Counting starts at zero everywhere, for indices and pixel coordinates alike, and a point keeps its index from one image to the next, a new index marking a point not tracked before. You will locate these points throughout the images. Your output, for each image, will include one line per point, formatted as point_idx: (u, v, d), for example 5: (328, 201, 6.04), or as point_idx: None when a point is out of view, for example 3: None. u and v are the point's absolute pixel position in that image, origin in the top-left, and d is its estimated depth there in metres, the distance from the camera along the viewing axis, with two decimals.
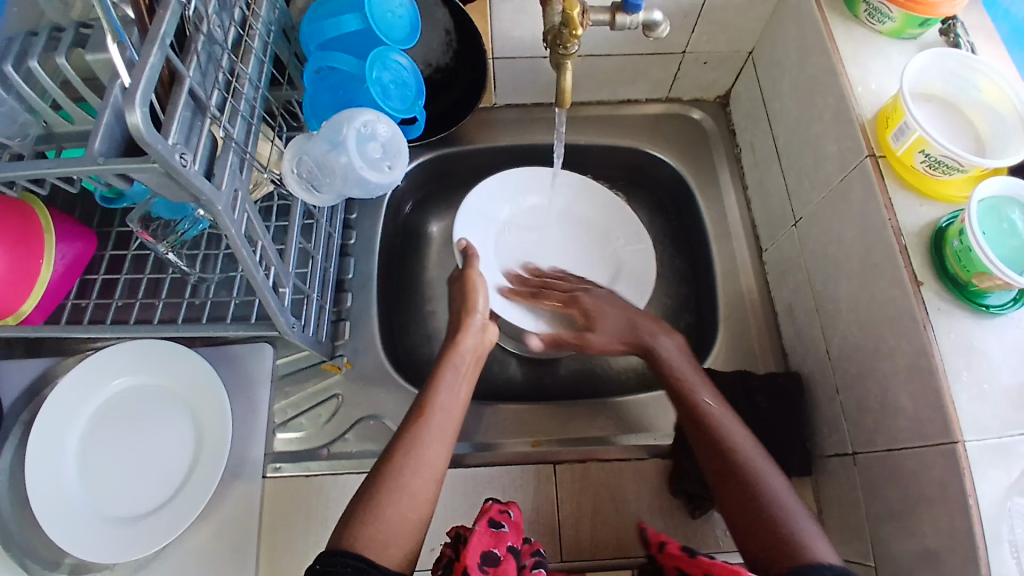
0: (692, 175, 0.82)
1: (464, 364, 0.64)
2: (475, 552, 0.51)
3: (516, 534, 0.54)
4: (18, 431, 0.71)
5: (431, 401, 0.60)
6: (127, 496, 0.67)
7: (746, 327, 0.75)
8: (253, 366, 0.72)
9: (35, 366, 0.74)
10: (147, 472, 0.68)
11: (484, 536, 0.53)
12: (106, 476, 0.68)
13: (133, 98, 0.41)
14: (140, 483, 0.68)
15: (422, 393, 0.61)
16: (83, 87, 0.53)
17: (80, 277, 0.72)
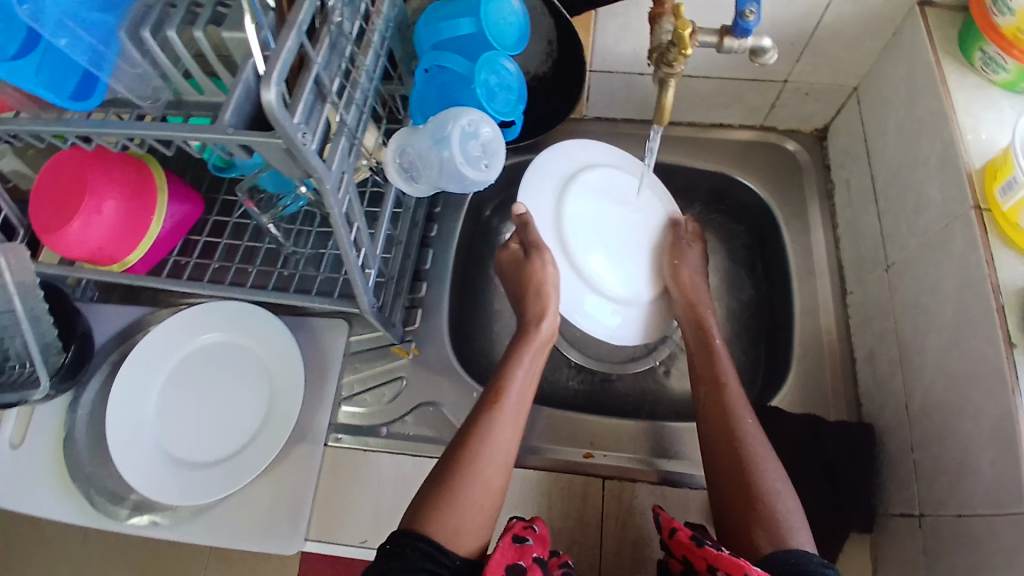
0: (780, 207, 0.80)
1: (537, 353, 0.68)
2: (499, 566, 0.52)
3: (540, 547, 0.55)
4: (105, 369, 0.77)
5: (505, 387, 0.65)
6: (199, 444, 0.72)
7: (819, 369, 0.73)
8: (329, 342, 0.76)
9: (129, 313, 0.80)
10: (217, 424, 0.73)
11: (508, 551, 0.53)
12: (182, 423, 0.73)
13: (271, 78, 0.44)
14: (212, 434, 0.72)
15: (495, 378, 0.66)
16: (215, 62, 0.56)
17: (183, 236, 0.77)
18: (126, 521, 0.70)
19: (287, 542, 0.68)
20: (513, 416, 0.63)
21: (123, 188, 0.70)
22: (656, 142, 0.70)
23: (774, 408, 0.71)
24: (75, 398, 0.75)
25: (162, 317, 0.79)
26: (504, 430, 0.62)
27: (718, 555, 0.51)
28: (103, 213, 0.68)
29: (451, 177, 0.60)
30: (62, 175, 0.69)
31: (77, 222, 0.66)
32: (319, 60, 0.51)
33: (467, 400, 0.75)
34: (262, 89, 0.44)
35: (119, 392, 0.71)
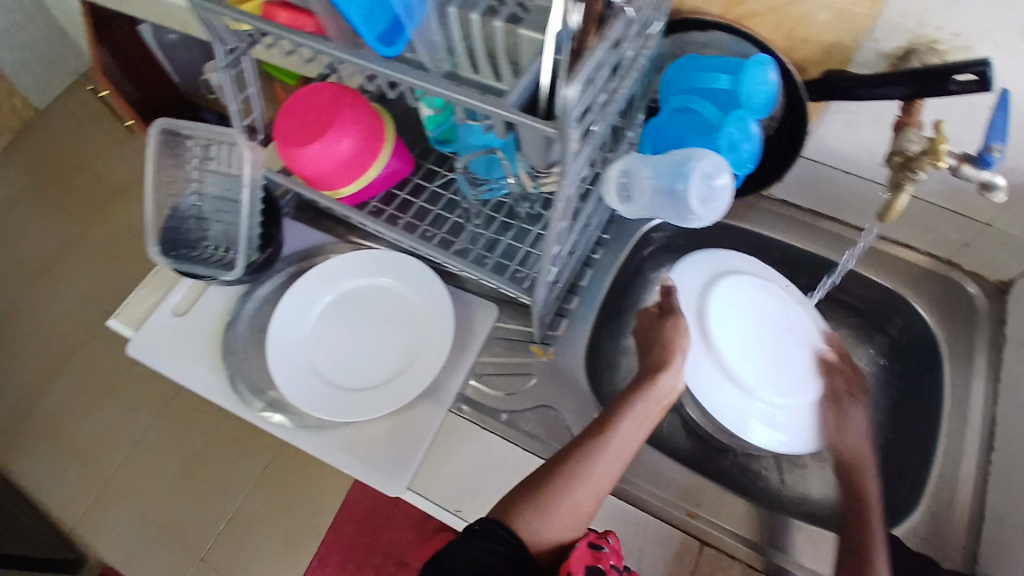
0: (945, 343, 0.79)
1: (654, 404, 0.67)
2: (578, 564, 0.57)
3: (615, 557, 0.59)
4: (282, 276, 0.85)
5: (615, 421, 0.65)
6: (341, 369, 0.78)
7: (943, 515, 0.71)
8: (476, 319, 0.81)
9: (314, 236, 0.88)
10: (361, 357, 0.79)
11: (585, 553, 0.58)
12: (332, 346, 0.80)
13: (576, 78, 0.48)
14: (355, 364, 0.78)
15: (607, 411, 0.66)
16: (501, 51, 0.62)
17: (386, 187, 0.85)
18: (257, 413, 0.76)
19: (390, 484, 0.72)
20: (618, 455, 0.64)
21: (362, 130, 0.78)
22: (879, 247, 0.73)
23: (889, 536, 0.68)
24: (249, 293, 0.84)
25: (340, 249, 0.87)
26: (605, 463, 0.63)
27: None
28: (339, 147, 0.77)
29: (668, 206, 0.62)
30: (316, 103, 0.78)
31: (316, 144, 0.76)
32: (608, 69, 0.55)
33: (586, 416, 0.77)
34: (564, 84, 0.49)
35: (289, 302, 0.80)
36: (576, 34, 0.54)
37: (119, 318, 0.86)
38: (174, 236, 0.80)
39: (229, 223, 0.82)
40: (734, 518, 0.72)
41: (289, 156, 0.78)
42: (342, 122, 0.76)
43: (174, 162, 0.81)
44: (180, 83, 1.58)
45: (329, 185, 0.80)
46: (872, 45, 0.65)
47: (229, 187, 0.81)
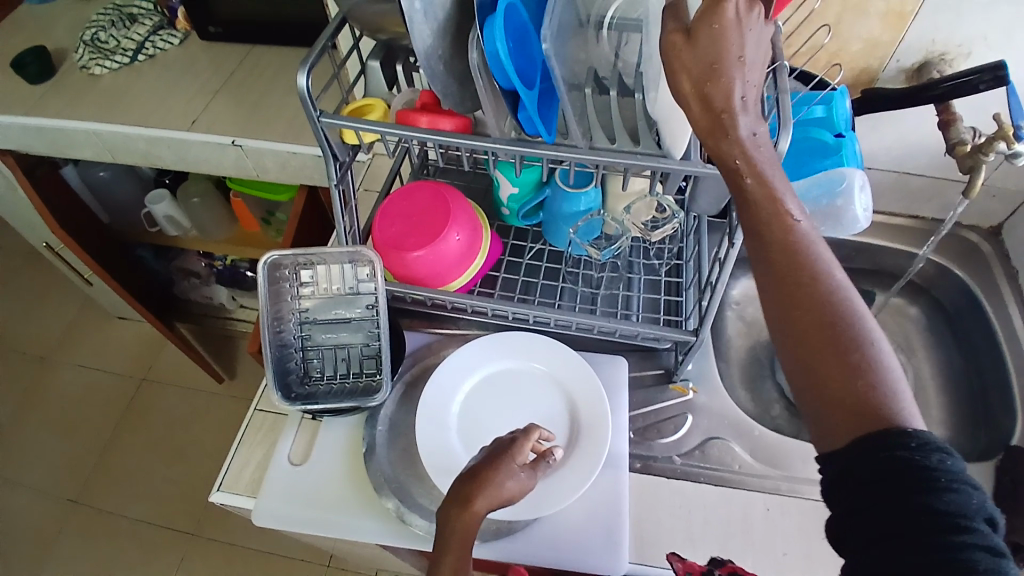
0: (977, 287, 0.94)
1: (482, 482, 0.59)
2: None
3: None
4: (399, 389, 0.80)
5: (473, 498, 0.57)
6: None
7: None
8: (611, 373, 0.82)
9: (422, 338, 0.85)
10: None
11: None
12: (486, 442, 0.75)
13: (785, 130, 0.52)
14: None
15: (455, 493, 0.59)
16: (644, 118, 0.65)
17: (486, 272, 0.84)
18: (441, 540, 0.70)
19: (607, 563, 0.70)
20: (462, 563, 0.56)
21: (469, 221, 0.77)
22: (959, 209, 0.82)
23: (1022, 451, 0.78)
24: (377, 414, 0.77)
25: (450, 343, 0.84)
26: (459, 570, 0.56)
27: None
28: (454, 242, 0.75)
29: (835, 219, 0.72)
30: (416, 204, 0.77)
31: (434, 244, 0.74)
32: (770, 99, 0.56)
33: (747, 435, 0.82)
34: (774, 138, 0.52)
35: (432, 410, 0.76)
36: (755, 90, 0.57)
37: (225, 491, 0.76)
38: (282, 372, 0.73)
39: (342, 349, 0.76)
40: None
41: (400, 260, 0.76)
42: (454, 217, 0.75)
43: (276, 293, 0.73)
44: (113, 224, 1.45)
45: (441, 280, 0.78)
46: (895, 63, 0.80)
47: (338, 311, 0.76)
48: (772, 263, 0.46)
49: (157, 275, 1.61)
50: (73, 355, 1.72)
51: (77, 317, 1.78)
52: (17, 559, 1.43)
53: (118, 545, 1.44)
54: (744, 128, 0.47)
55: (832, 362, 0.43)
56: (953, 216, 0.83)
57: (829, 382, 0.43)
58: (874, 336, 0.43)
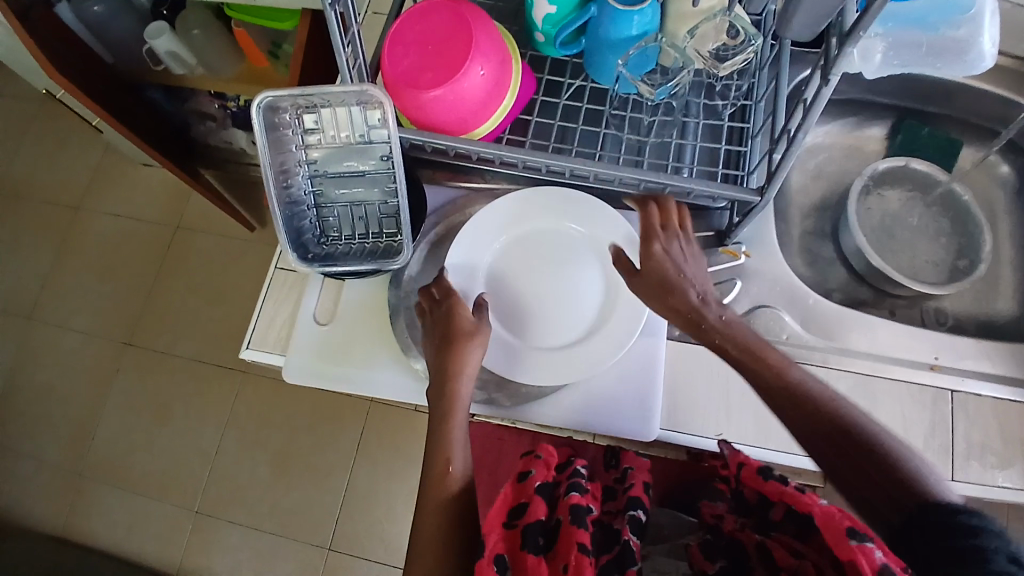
0: None
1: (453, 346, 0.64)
2: (502, 506, 0.63)
3: (543, 470, 0.67)
4: (424, 247, 0.74)
5: (457, 367, 0.64)
6: (536, 327, 0.70)
7: None
8: None
9: (447, 193, 0.77)
10: (549, 311, 0.70)
11: (512, 490, 0.65)
12: (517, 305, 0.71)
13: None
14: (547, 319, 0.70)
15: (445, 368, 0.64)
16: None
17: (517, 115, 0.73)
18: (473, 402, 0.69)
19: (644, 430, 0.68)
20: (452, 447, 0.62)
21: (495, 54, 0.66)
22: None
23: None
24: (400, 274, 0.72)
25: (478, 200, 0.76)
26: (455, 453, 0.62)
27: (784, 491, 0.60)
28: (478, 79, 0.64)
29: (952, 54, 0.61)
30: (434, 31, 0.64)
31: (456, 82, 0.63)
32: None
33: (801, 304, 0.75)
34: None
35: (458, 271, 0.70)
36: None
37: (254, 348, 0.72)
38: (297, 230, 0.67)
39: (360, 206, 0.69)
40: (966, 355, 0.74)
41: (417, 101, 0.65)
42: (478, 49, 0.63)
43: (277, 142, 0.64)
44: (114, 64, 1.33)
45: (466, 126, 0.68)
46: None
47: (350, 161, 0.67)
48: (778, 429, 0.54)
49: (172, 119, 1.52)
50: (103, 202, 1.70)
51: (99, 164, 1.74)
52: (88, 392, 1.56)
53: (175, 382, 1.54)
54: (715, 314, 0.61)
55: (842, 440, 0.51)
56: None
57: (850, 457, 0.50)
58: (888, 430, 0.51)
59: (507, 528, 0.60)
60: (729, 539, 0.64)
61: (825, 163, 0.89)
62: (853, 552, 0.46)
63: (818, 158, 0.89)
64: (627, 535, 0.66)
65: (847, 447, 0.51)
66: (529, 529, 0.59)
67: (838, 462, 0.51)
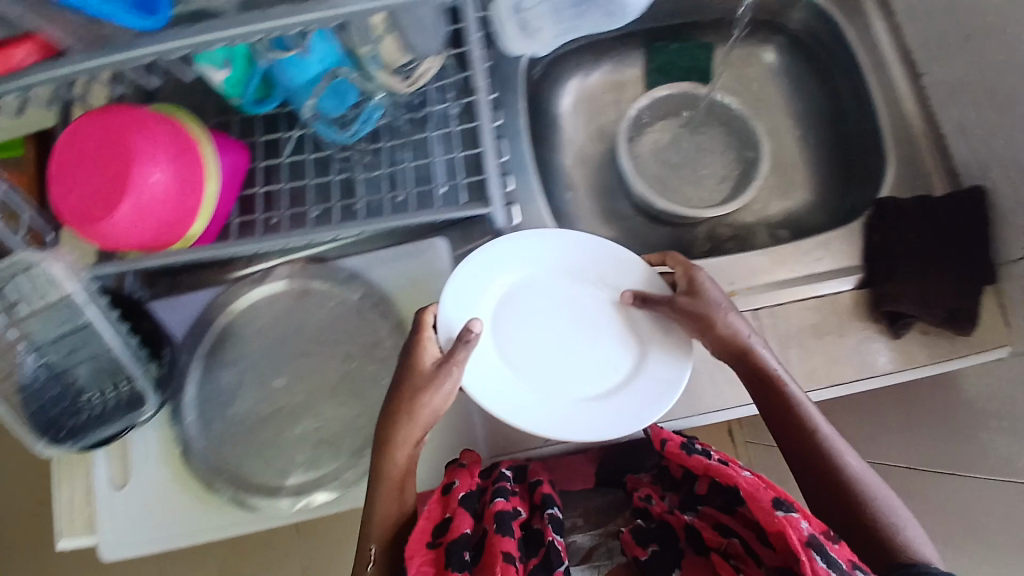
0: (836, 9, 0.78)
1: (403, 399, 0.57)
2: (428, 516, 0.54)
3: (467, 479, 0.59)
4: (196, 367, 0.69)
5: (420, 399, 0.57)
6: (557, 377, 0.62)
7: (914, 149, 0.75)
8: (430, 263, 0.70)
9: (199, 298, 0.70)
10: (529, 348, 0.63)
11: (438, 502, 0.56)
12: (535, 350, 0.63)
13: None
14: (552, 368, 0.62)
15: (389, 405, 0.58)
16: None
17: (236, 194, 0.66)
18: (296, 508, 0.65)
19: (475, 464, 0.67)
20: (393, 493, 0.57)
21: (163, 152, 0.57)
22: None
23: (888, 201, 0.73)
24: (177, 407, 0.67)
25: (236, 292, 0.69)
26: (392, 497, 0.57)
27: (707, 465, 0.57)
28: (154, 186, 0.57)
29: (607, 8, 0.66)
30: (88, 151, 0.56)
31: (127, 199, 0.55)
32: None
33: None
34: None
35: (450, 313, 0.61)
36: None
37: (66, 536, 0.67)
38: (41, 414, 0.62)
39: (99, 357, 0.64)
40: (768, 269, 0.73)
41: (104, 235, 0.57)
42: (137, 156, 0.55)
43: None
44: None
45: (177, 233, 0.61)
46: None
47: (63, 322, 0.62)
48: (810, 472, 0.56)
49: None
50: None
51: None
52: None
53: None
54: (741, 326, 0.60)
55: (851, 499, 0.54)
56: None
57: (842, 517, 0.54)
58: (879, 494, 0.54)
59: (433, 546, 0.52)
60: (658, 523, 0.60)
61: (594, 113, 0.85)
62: (781, 524, 0.47)
63: (587, 110, 0.85)
64: (552, 536, 0.56)
65: (829, 503, 0.55)
66: (454, 545, 0.51)
67: (829, 502, 0.55)
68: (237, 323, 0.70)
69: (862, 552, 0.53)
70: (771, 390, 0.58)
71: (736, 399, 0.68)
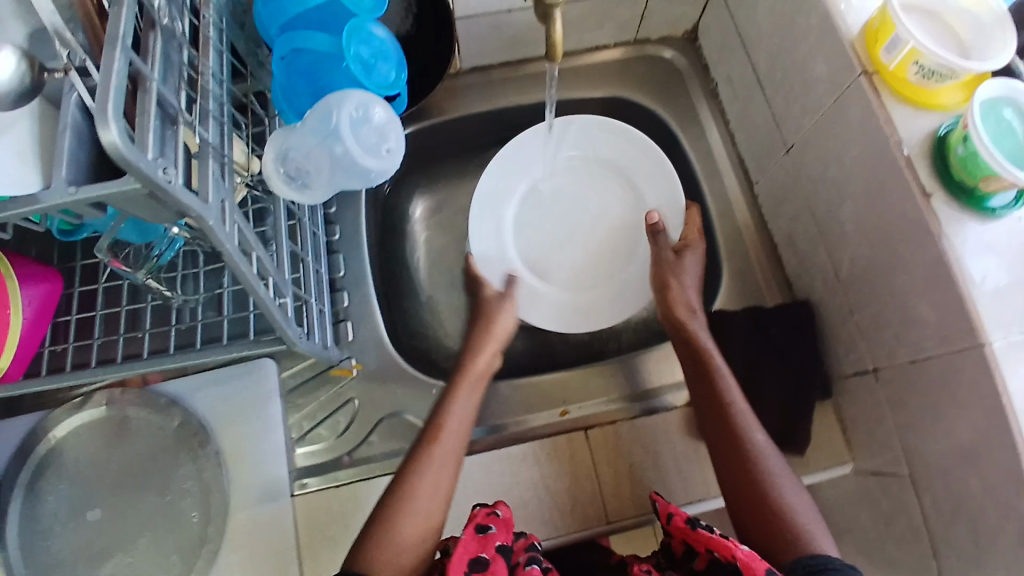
0: (673, 117, 0.81)
1: (473, 390, 0.67)
2: (461, 560, 0.52)
3: (505, 532, 0.55)
4: (17, 496, 0.64)
5: (443, 420, 0.63)
6: (531, 256, 0.82)
7: (746, 260, 0.77)
8: (257, 386, 0.68)
9: (21, 423, 0.66)
10: (544, 247, 0.84)
11: (471, 543, 0.53)
12: (534, 225, 0.83)
13: (107, 113, 0.35)
14: (524, 252, 0.83)
15: (432, 416, 0.64)
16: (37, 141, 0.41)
17: (43, 325, 0.62)
18: None
19: None
20: (445, 464, 0.60)
21: None
22: (551, 86, 0.65)
23: (718, 313, 0.75)
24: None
25: (59, 418, 0.66)
26: (435, 470, 0.59)
27: (709, 537, 0.54)
28: None
29: (351, 174, 0.51)
30: None
31: None
32: (155, 76, 0.41)
33: (429, 399, 0.72)
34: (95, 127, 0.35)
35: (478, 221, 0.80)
36: (151, 58, 0.41)
37: None
38: None
39: None
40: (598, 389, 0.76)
41: None
42: None
43: None
44: None
45: None
46: None
47: None
48: (728, 468, 0.61)
49: None
50: None
51: None
52: None
53: None
54: (688, 264, 0.73)
55: (767, 509, 0.57)
56: (551, 93, 0.66)
57: (758, 515, 0.57)
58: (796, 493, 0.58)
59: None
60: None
61: (451, 221, 0.86)
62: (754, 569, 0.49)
63: (444, 219, 0.86)
64: None
65: (744, 511, 0.58)
66: None
67: (749, 521, 0.57)
68: (58, 449, 0.66)
69: (761, 536, 0.56)
70: (702, 365, 0.66)
71: (566, 523, 0.68)
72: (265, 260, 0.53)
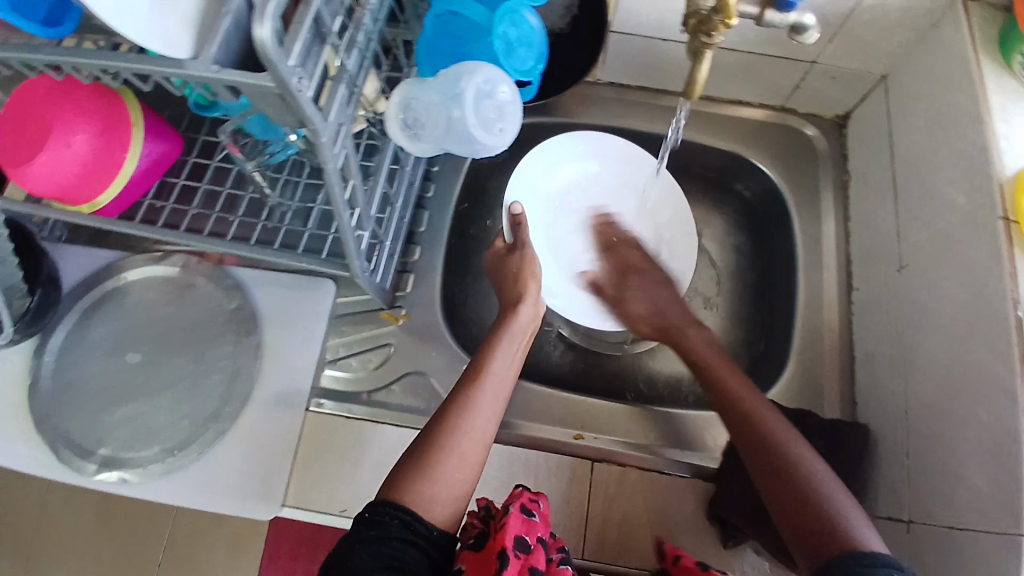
0: (792, 195, 0.79)
1: (521, 340, 0.65)
2: (510, 532, 0.50)
3: (542, 526, 0.53)
4: (74, 318, 0.72)
5: (486, 366, 0.61)
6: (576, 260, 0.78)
7: (814, 362, 0.73)
8: (314, 300, 0.72)
9: (100, 258, 0.74)
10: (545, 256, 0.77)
11: (518, 520, 0.51)
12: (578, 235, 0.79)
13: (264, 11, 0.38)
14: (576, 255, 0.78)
15: (477, 358, 0.63)
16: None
17: (150, 180, 0.68)
18: (93, 478, 0.66)
19: (259, 506, 0.66)
20: (496, 395, 0.60)
21: (92, 122, 0.61)
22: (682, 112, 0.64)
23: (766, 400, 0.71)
24: (42, 345, 0.70)
25: (133, 263, 0.73)
26: (484, 415, 0.58)
27: None
28: (74, 150, 0.60)
29: (456, 139, 0.53)
30: (28, 106, 0.60)
31: (43, 155, 0.59)
32: None
33: (455, 370, 0.72)
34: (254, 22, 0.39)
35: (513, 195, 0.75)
36: None
37: None
38: None
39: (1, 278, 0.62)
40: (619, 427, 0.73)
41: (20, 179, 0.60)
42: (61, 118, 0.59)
43: None
44: None
45: (85, 197, 0.63)
46: None
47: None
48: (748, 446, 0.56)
49: None
50: None
51: None
52: None
53: None
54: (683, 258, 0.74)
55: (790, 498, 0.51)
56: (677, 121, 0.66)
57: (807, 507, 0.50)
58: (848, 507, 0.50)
59: (512, 557, 0.48)
60: None
61: None
62: None
63: None
64: None
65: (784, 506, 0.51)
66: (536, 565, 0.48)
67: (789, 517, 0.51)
68: (124, 290, 0.73)
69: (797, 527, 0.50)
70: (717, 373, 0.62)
71: None
72: (357, 189, 0.56)
